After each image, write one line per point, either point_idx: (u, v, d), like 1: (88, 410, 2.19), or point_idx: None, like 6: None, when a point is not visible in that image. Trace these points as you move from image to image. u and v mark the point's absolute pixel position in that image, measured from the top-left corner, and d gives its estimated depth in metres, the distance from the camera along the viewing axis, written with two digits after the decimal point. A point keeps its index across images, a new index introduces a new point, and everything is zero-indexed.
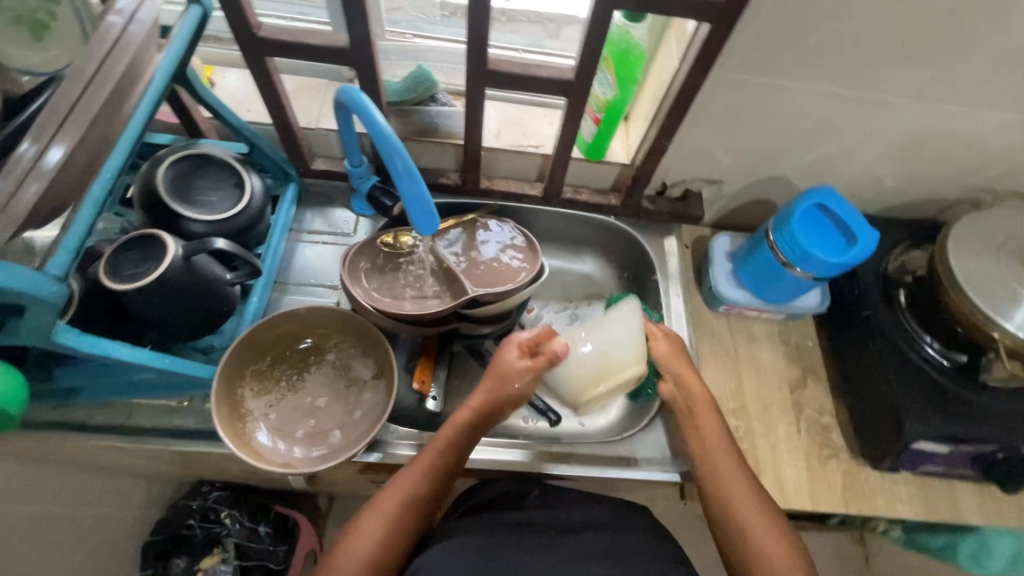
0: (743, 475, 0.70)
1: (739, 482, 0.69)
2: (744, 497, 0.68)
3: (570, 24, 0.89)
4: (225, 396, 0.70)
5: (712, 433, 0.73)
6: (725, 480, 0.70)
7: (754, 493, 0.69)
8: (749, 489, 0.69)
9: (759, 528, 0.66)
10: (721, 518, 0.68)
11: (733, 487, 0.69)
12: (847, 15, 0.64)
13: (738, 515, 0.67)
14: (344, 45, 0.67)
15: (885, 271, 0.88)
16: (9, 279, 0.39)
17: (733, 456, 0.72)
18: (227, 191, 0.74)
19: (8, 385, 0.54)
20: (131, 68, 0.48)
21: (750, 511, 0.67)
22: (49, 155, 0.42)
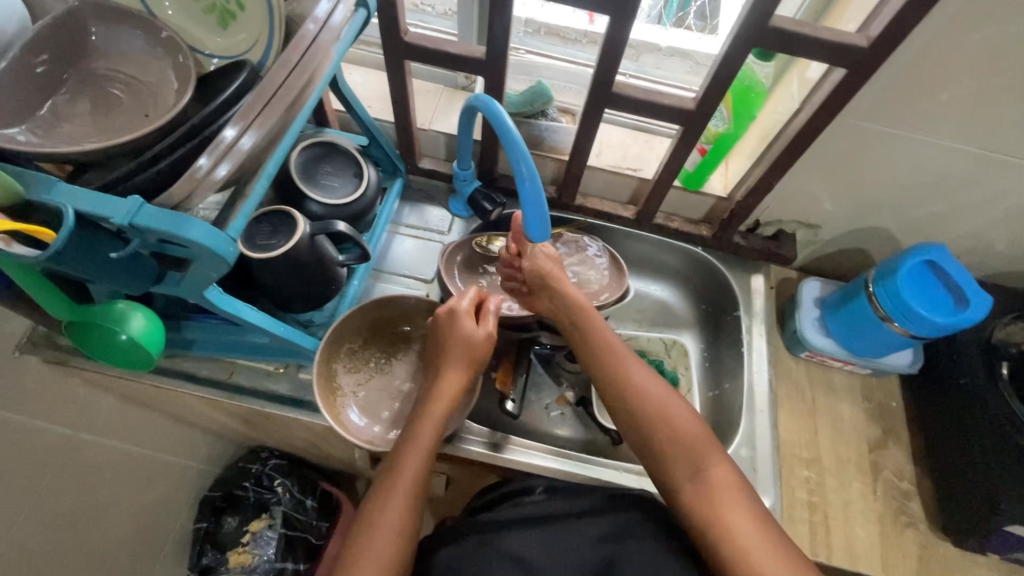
0: (665, 393, 0.66)
1: (661, 400, 0.66)
2: (675, 417, 0.64)
3: (651, 51, 0.94)
4: (324, 369, 0.74)
5: (623, 358, 0.69)
6: (644, 411, 0.65)
7: (686, 411, 0.65)
8: (679, 407, 0.65)
9: (706, 453, 0.62)
10: (648, 444, 0.65)
11: (658, 410, 0.65)
12: (993, 74, 0.63)
13: (669, 443, 0.63)
14: (480, 57, 0.71)
15: (988, 339, 0.82)
16: (201, 236, 0.45)
17: (650, 379, 0.67)
18: (348, 178, 0.79)
19: (152, 329, 0.58)
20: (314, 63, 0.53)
21: (685, 437, 0.63)
22: (244, 138, 0.46)
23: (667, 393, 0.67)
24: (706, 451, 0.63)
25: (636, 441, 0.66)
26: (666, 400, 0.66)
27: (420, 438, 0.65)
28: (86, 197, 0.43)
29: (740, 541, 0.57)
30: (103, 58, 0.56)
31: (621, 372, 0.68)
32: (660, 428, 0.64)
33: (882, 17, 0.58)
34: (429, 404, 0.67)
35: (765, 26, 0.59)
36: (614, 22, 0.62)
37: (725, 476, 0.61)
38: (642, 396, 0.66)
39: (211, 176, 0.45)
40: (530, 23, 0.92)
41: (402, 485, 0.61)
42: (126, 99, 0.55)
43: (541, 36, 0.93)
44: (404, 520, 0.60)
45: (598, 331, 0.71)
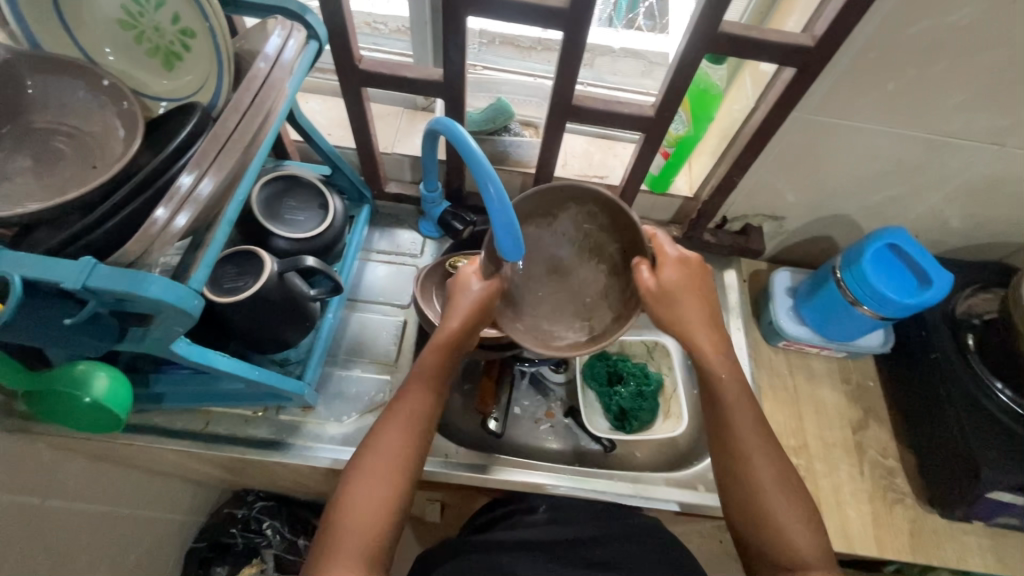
0: (797, 506, 0.61)
1: (787, 513, 0.61)
2: (793, 530, 0.60)
3: (608, 54, 0.94)
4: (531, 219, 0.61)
5: (750, 436, 0.64)
6: (766, 504, 0.62)
7: (807, 529, 0.61)
8: (801, 526, 0.61)
9: (815, 568, 0.59)
10: (756, 539, 0.61)
11: (775, 512, 0.61)
12: (932, 63, 0.65)
13: (773, 531, 0.61)
14: (437, 79, 0.71)
15: (953, 312, 0.86)
16: (163, 293, 0.43)
17: (778, 479, 0.63)
18: (313, 212, 0.77)
19: (117, 389, 0.55)
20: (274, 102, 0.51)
21: (800, 551, 0.59)
22: (202, 184, 0.45)
23: (796, 502, 0.62)
24: (812, 551, 0.60)
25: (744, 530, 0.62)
26: (786, 499, 0.62)
27: (407, 420, 0.64)
28: (36, 263, 0.41)
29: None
30: (43, 111, 0.53)
31: (743, 454, 0.64)
32: (759, 497, 0.62)
33: (825, 16, 0.60)
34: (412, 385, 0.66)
35: (716, 32, 0.60)
36: (568, 36, 0.63)
37: None
38: (764, 492, 0.62)
39: (169, 227, 0.43)
40: (483, 35, 0.92)
41: (386, 457, 0.62)
42: (71, 152, 0.53)
43: (493, 47, 0.93)
44: (381, 501, 0.60)
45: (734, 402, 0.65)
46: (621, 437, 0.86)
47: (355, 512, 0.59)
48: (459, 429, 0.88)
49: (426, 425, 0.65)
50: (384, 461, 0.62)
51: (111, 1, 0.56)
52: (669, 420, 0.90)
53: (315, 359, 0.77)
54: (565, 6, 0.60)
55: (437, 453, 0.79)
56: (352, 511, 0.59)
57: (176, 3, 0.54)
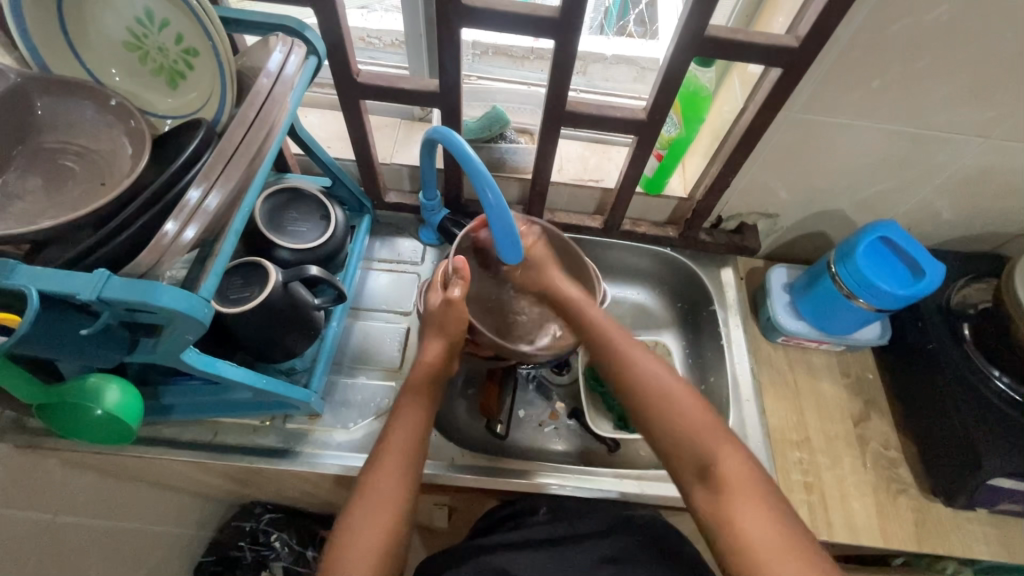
0: (674, 384, 0.67)
1: (671, 391, 0.66)
2: (692, 412, 0.64)
3: (598, 60, 0.96)
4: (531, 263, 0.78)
5: (624, 343, 0.71)
6: (648, 395, 0.66)
7: (695, 400, 0.66)
8: (686, 395, 0.66)
9: (711, 441, 0.62)
10: (659, 430, 0.65)
11: (651, 391, 0.66)
12: (914, 59, 0.67)
13: (675, 423, 0.64)
14: (433, 89, 0.73)
15: (948, 304, 0.87)
16: (175, 303, 0.44)
17: (661, 376, 0.68)
18: (315, 222, 0.78)
19: (129, 401, 0.56)
20: (278, 116, 0.53)
21: (692, 428, 0.63)
22: (210, 198, 0.46)
23: (673, 382, 0.67)
24: (714, 437, 0.62)
25: (647, 429, 0.66)
26: (672, 382, 0.67)
27: (400, 449, 0.65)
28: (51, 276, 0.43)
29: (747, 531, 0.56)
30: (52, 131, 0.55)
31: (631, 367, 0.69)
32: (654, 396, 0.66)
33: (808, 17, 0.62)
34: (403, 410, 0.69)
35: (702, 36, 0.62)
36: (559, 44, 0.64)
37: (736, 470, 0.60)
38: (647, 384, 0.67)
39: (179, 240, 0.45)
40: (476, 45, 0.94)
41: (385, 487, 0.62)
42: (81, 170, 0.55)
43: (488, 58, 0.96)
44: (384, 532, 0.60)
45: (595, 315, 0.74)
46: (626, 436, 0.87)
47: (358, 542, 0.59)
48: (464, 434, 0.89)
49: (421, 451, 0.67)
50: (388, 488, 0.62)
51: (117, 24, 0.58)
52: None
53: (320, 367, 0.78)
54: (555, 15, 0.62)
55: (443, 458, 0.80)
56: (353, 544, 0.59)
57: (179, 24, 0.56)
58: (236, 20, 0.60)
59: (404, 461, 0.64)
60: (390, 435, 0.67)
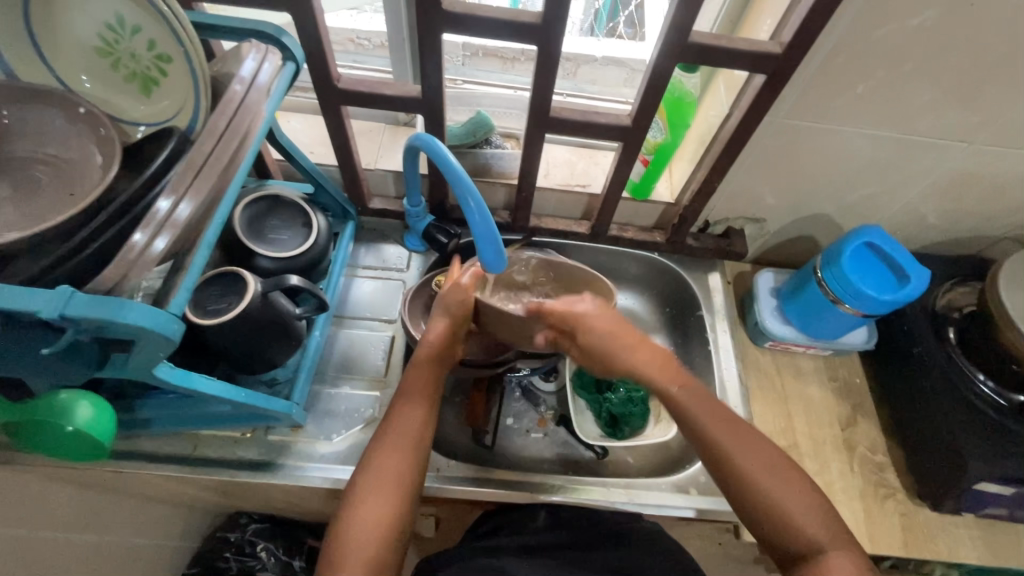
0: (779, 467, 0.63)
1: (771, 480, 0.62)
2: (796, 499, 0.61)
3: (587, 63, 0.96)
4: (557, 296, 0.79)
5: (718, 423, 0.65)
6: (753, 484, 0.62)
7: (799, 484, 0.62)
8: (790, 477, 0.62)
9: (821, 534, 0.59)
10: (756, 512, 0.62)
11: (750, 471, 0.62)
12: (897, 66, 0.67)
13: (777, 511, 0.61)
14: (415, 95, 0.72)
15: (933, 308, 0.87)
16: (144, 320, 0.43)
17: (763, 462, 0.63)
18: (296, 230, 0.77)
19: (101, 417, 0.55)
20: (252, 125, 0.51)
21: (802, 518, 0.60)
22: (180, 209, 0.45)
23: (782, 467, 0.63)
24: (824, 533, 0.59)
25: (741, 506, 0.63)
26: (772, 470, 0.62)
27: (404, 433, 0.65)
28: (10, 293, 0.41)
29: None
30: (19, 140, 0.53)
31: (724, 448, 0.64)
32: (755, 484, 0.62)
33: (791, 23, 0.61)
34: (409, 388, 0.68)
35: (686, 42, 0.62)
36: (542, 50, 0.64)
37: (842, 567, 0.57)
38: (742, 464, 0.63)
39: (148, 252, 0.43)
40: (466, 47, 0.92)
41: (386, 472, 0.62)
42: (49, 180, 0.53)
43: (478, 60, 0.94)
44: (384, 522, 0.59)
45: (692, 395, 0.67)
46: (614, 443, 0.86)
47: (361, 526, 0.59)
48: (450, 443, 0.88)
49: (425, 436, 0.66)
50: (392, 465, 0.62)
51: (86, 29, 0.56)
52: (659, 425, 0.92)
53: (303, 378, 0.76)
54: (538, 21, 0.61)
55: (430, 468, 0.79)
56: (357, 530, 0.58)
57: (151, 30, 0.54)
58: (211, 25, 0.59)
59: (411, 441, 0.64)
60: (393, 418, 0.66)
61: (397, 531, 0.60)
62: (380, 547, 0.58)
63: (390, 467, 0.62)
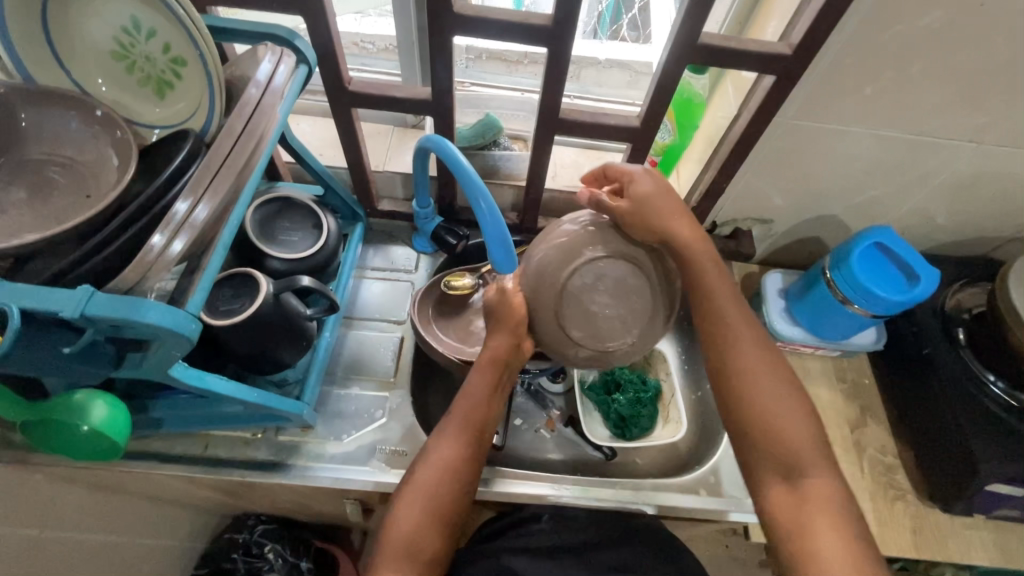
0: (782, 388, 0.62)
1: (768, 396, 0.62)
2: (787, 420, 0.61)
3: (590, 66, 0.96)
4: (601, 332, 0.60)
5: (736, 334, 0.65)
6: (751, 391, 0.63)
7: (795, 407, 0.62)
8: (786, 398, 0.62)
9: (807, 459, 0.59)
10: (744, 415, 0.62)
11: (747, 366, 0.64)
12: (906, 66, 0.67)
13: (763, 419, 0.61)
14: (425, 97, 0.72)
15: (943, 309, 0.87)
16: (162, 320, 0.44)
17: (765, 366, 0.64)
18: (307, 231, 0.77)
19: (116, 417, 0.55)
20: (267, 127, 0.52)
21: (789, 433, 0.60)
22: (197, 211, 0.45)
23: (781, 385, 0.63)
24: (813, 458, 0.59)
25: (732, 400, 0.64)
26: (770, 385, 0.63)
27: (460, 437, 0.64)
28: (31, 293, 0.41)
29: (818, 547, 0.54)
30: (36, 143, 0.54)
31: (734, 355, 0.64)
32: (744, 385, 0.63)
33: (800, 25, 0.62)
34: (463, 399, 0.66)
35: (695, 44, 0.62)
36: (552, 52, 0.64)
37: (823, 491, 0.57)
38: (749, 377, 0.63)
39: (166, 253, 0.44)
40: (471, 50, 0.94)
41: (435, 476, 0.62)
42: (66, 182, 0.54)
43: (483, 62, 0.96)
44: (428, 522, 0.60)
45: (724, 296, 0.66)
46: (622, 444, 0.86)
47: (403, 522, 0.60)
48: None
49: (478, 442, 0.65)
50: (439, 475, 0.62)
51: (102, 32, 0.56)
52: (668, 426, 0.90)
53: (313, 378, 0.77)
54: (548, 23, 0.61)
55: None
56: (401, 524, 0.60)
57: (166, 33, 0.55)
58: (225, 29, 0.59)
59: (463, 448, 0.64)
60: (450, 423, 0.65)
61: (442, 531, 0.61)
62: (424, 544, 0.60)
63: (438, 482, 0.62)
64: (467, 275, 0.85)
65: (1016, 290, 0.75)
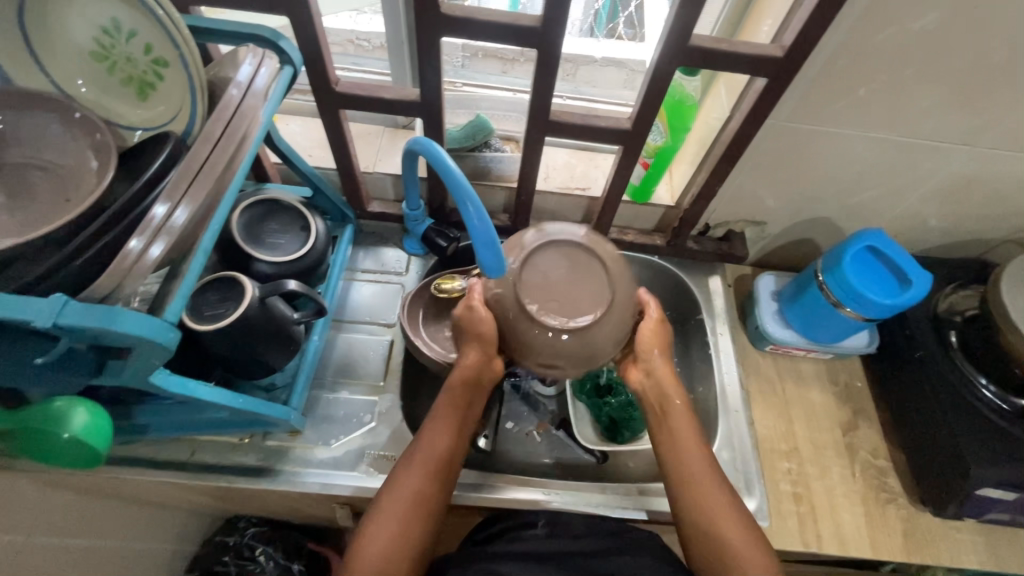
0: (737, 515, 0.65)
1: (735, 527, 0.64)
2: (744, 541, 0.64)
3: (587, 64, 0.95)
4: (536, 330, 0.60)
5: (701, 469, 0.68)
6: (709, 512, 0.65)
7: (752, 534, 0.65)
8: (744, 526, 0.65)
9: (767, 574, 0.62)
10: (701, 535, 0.65)
11: (704, 492, 0.66)
12: (898, 69, 0.66)
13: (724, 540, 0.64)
14: (415, 98, 0.71)
15: (935, 311, 0.87)
16: (137, 325, 0.43)
17: (723, 497, 0.66)
18: (295, 234, 0.76)
19: (97, 425, 0.54)
20: (250, 129, 0.51)
21: (751, 558, 0.63)
22: (176, 214, 0.45)
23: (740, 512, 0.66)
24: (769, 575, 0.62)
25: (689, 522, 0.66)
26: (729, 510, 0.65)
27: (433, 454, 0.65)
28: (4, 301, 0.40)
29: None
30: (14, 145, 0.53)
31: (694, 480, 0.67)
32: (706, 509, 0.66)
33: (793, 27, 0.61)
34: (407, 478, 0.64)
35: (687, 45, 0.61)
36: (541, 54, 0.63)
37: None
38: (706, 500, 0.66)
39: (143, 259, 0.43)
40: (465, 48, 0.94)
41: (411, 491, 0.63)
42: (45, 186, 0.52)
43: (478, 61, 0.95)
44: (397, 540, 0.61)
45: (683, 428, 0.70)
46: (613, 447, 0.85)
47: (376, 537, 0.61)
48: None
49: (454, 460, 0.66)
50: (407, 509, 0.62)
51: (82, 32, 0.55)
52: None
53: (301, 383, 0.76)
54: (537, 24, 0.60)
55: None
56: (374, 535, 0.61)
57: (147, 34, 0.54)
58: (207, 29, 0.58)
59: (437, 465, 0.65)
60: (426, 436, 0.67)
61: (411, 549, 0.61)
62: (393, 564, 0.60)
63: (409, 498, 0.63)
64: (458, 277, 0.84)
65: (1009, 295, 0.74)
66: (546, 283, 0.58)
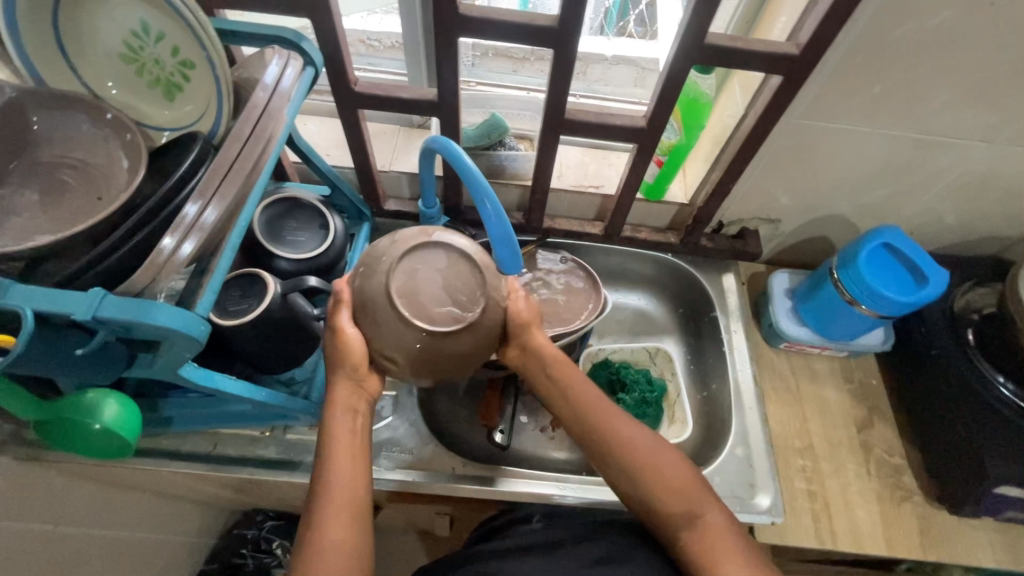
0: (647, 439, 0.64)
1: (649, 456, 0.62)
2: (663, 466, 0.61)
3: (597, 63, 0.96)
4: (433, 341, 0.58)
5: (606, 414, 0.65)
6: (621, 453, 0.63)
7: (677, 460, 0.62)
8: (666, 454, 0.63)
9: (698, 497, 0.60)
10: (625, 478, 0.63)
11: (611, 436, 0.64)
12: (915, 65, 0.66)
13: (645, 472, 0.61)
14: (432, 98, 0.72)
15: (951, 309, 0.87)
16: (169, 319, 0.44)
17: (632, 429, 0.64)
18: (314, 232, 0.78)
19: (126, 416, 0.55)
20: (276, 130, 0.52)
21: (674, 478, 0.61)
22: (206, 213, 0.46)
23: (651, 439, 0.64)
24: (700, 496, 0.60)
25: (613, 472, 0.64)
26: (638, 436, 0.64)
27: (343, 488, 0.57)
28: (43, 296, 0.42)
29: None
30: (48, 145, 0.55)
31: (607, 431, 0.64)
32: (619, 449, 0.63)
33: (808, 24, 0.61)
34: (323, 524, 0.55)
35: (702, 44, 0.62)
36: (558, 53, 0.64)
37: (720, 525, 0.58)
38: (613, 446, 0.63)
39: (175, 256, 0.44)
40: (476, 48, 0.94)
41: (336, 536, 0.55)
42: (78, 184, 0.54)
43: (488, 60, 0.95)
44: None
45: (576, 383, 0.67)
46: None
47: None
48: (466, 445, 0.89)
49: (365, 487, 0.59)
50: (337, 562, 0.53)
51: (112, 36, 0.57)
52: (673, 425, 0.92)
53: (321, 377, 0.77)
54: (554, 24, 0.61)
55: (443, 467, 0.80)
56: None
57: (174, 36, 0.55)
58: (232, 31, 0.60)
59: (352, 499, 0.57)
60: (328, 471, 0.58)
61: None
62: None
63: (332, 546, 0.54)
64: None
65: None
66: (424, 279, 0.56)
